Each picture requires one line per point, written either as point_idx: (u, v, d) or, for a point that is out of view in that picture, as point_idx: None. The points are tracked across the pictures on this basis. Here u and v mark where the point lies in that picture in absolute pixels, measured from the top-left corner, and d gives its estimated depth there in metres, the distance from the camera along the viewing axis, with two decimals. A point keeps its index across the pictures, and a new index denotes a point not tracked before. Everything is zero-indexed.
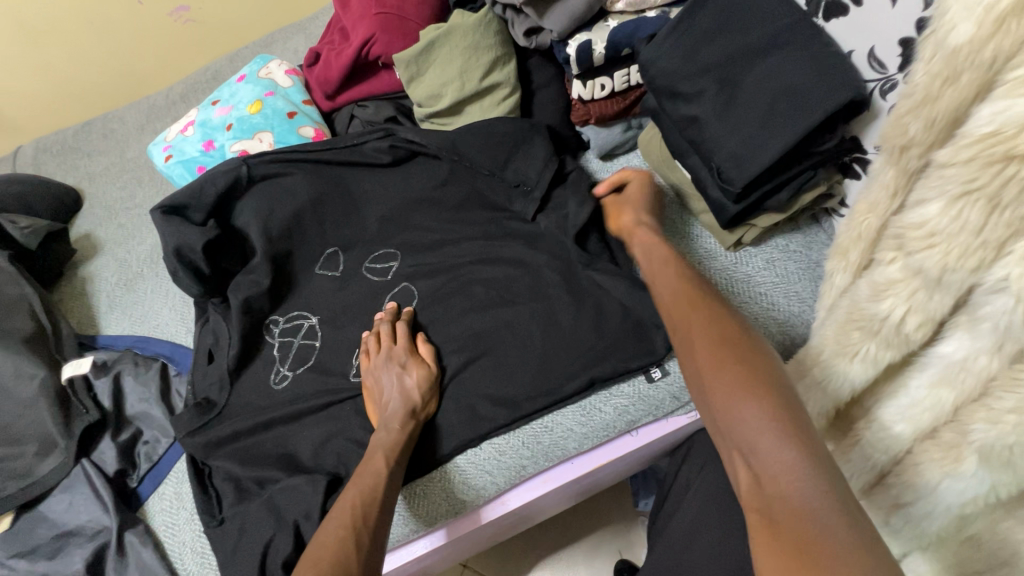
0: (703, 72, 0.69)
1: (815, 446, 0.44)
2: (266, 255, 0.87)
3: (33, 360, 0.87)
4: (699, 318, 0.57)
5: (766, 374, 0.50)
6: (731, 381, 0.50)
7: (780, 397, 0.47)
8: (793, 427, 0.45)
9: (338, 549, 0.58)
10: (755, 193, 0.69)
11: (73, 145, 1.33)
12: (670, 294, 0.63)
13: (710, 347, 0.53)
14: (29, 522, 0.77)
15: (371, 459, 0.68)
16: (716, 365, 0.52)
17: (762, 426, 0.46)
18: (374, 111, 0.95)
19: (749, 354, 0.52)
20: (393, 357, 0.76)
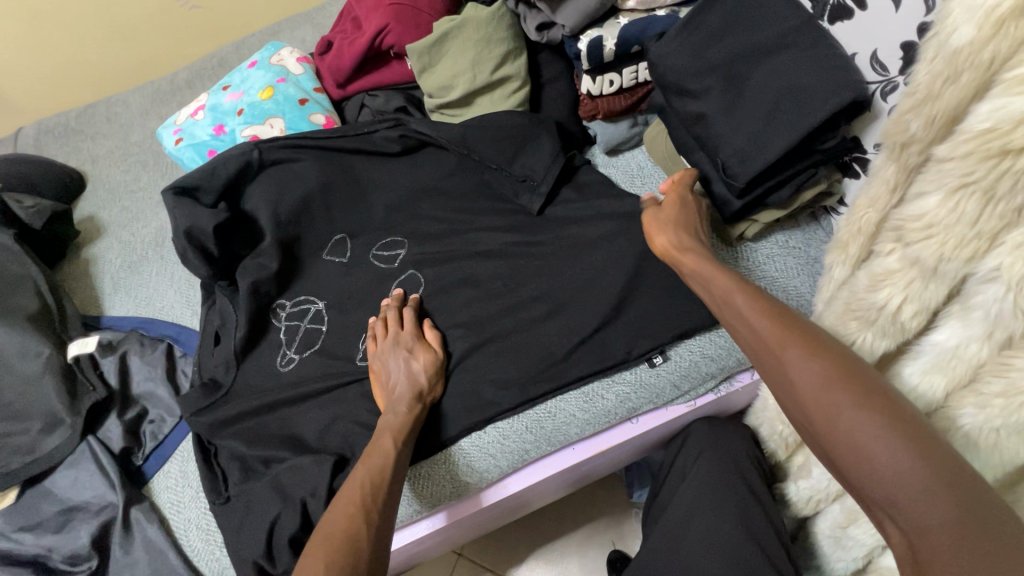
0: (710, 70, 0.71)
1: (961, 481, 0.41)
2: (275, 239, 0.88)
3: (39, 337, 0.87)
4: (797, 356, 0.51)
5: (892, 412, 0.45)
6: (856, 432, 0.45)
7: (916, 438, 0.43)
8: (942, 470, 0.41)
9: (349, 526, 0.59)
10: (758, 188, 0.71)
11: (76, 127, 1.33)
12: (760, 330, 0.54)
13: (818, 391, 0.48)
14: (34, 497, 0.78)
15: (378, 439, 0.69)
16: (829, 412, 0.47)
17: (905, 478, 0.42)
18: (384, 100, 0.97)
19: (866, 389, 0.46)
20: (402, 342, 0.77)
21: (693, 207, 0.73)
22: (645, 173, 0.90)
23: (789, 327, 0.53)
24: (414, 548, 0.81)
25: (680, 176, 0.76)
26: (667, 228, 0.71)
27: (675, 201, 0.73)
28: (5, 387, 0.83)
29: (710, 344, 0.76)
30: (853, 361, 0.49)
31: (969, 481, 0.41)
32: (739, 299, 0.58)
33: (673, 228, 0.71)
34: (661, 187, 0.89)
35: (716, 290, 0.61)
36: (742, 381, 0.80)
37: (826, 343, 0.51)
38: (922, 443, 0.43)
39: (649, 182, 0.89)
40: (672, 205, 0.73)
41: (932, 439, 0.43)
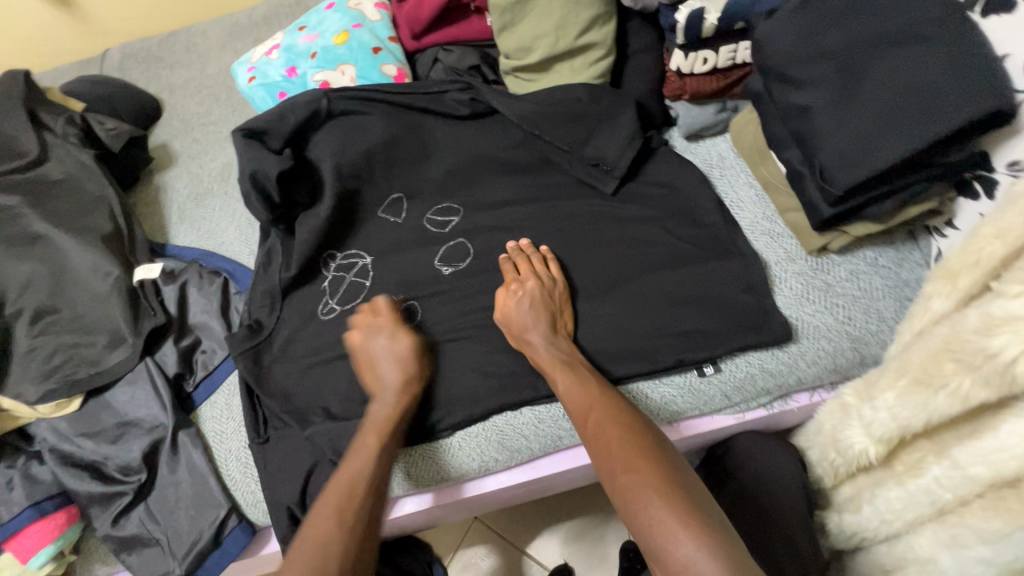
0: (824, 58, 0.63)
1: (709, 520, 0.51)
2: (335, 191, 0.87)
3: (110, 258, 0.92)
4: (594, 413, 0.63)
5: (655, 462, 0.56)
6: (628, 486, 0.55)
7: (670, 482, 0.54)
8: (695, 518, 0.51)
9: (337, 532, 0.59)
10: (856, 199, 0.64)
11: (157, 54, 1.36)
12: (571, 398, 0.66)
13: (603, 452, 0.59)
14: (95, 407, 0.83)
15: (364, 435, 0.68)
16: (609, 467, 0.58)
17: (662, 525, 0.51)
18: (459, 57, 0.93)
19: (644, 443, 0.58)
20: (382, 330, 0.76)
21: (543, 290, 0.73)
22: (726, 164, 0.83)
23: (591, 393, 0.65)
24: (434, 512, 0.82)
25: (544, 258, 0.78)
26: (522, 327, 0.72)
27: (533, 289, 0.73)
28: (78, 301, 0.89)
29: (771, 358, 0.71)
30: (632, 422, 0.61)
31: (715, 526, 0.51)
32: (556, 373, 0.68)
33: (519, 322, 0.72)
34: (742, 180, 0.81)
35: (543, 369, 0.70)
36: (798, 402, 0.74)
37: (612, 403, 0.63)
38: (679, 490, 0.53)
39: (728, 174, 0.82)
40: (517, 296, 0.73)
41: (682, 481, 0.55)
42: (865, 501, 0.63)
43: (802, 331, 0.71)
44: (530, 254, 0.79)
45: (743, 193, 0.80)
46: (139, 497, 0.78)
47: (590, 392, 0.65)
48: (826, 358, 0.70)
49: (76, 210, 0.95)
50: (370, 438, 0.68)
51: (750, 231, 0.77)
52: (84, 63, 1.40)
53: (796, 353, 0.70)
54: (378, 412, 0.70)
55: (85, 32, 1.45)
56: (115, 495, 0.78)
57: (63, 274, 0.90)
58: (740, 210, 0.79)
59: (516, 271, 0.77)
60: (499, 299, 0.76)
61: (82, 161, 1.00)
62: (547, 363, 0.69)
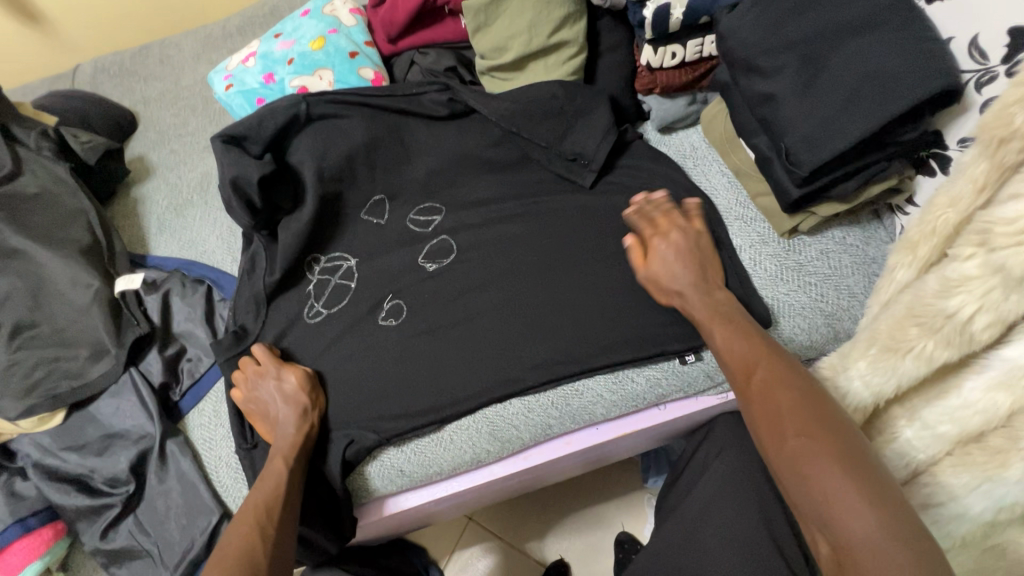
0: (785, 46, 0.67)
1: (883, 491, 0.46)
2: (317, 194, 0.87)
3: (90, 271, 0.91)
4: (761, 377, 0.57)
5: (828, 438, 0.50)
6: (800, 452, 0.50)
7: (856, 473, 0.47)
8: (882, 503, 0.46)
9: (244, 546, 0.61)
10: (822, 179, 0.67)
11: (130, 67, 1.36)
12: (735, 355, 0.61)
13: (771, 413, 0.54)
14: (79, 421, 0.82)
15: (271, 461, 0.71)
16: (777, 428, 0.53)
17: (837, 498, 0.47)
18: (435, 60, 0.95)
19: (834, 424, 0.51)
20: (266, 373, 0.79)
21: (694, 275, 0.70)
22: (698, 154, 0.86)
23: (767, 365, 0.58)
24: (428, 508, 0.83)
25: (666, 212, 0.76)
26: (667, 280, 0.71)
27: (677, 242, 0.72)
28: (57, 314, 0.88)
29: None
30: (840, 419, 0.52)
31: (899, 503, 0.46)
32: (713, 326, 0.65)
33: (672, 275, 0.70)
34: (714, 169, 0.84)
35: (700, 324, 0.67)
36: None
37: (793, 371, 0.57)
38: (860, 468, 0.48)
39: (702, 163, 0.85)
40: (663, 251, 0.72)
41: (866, 462, 0.49)
42: None
43: (778, 310, 0.73)
44: (680, 208, 0.76)
45: (717, 181, 0.83)
46: (128, 508, 0.77)
47: (764, 358, 0.59)
48: (802, 334, 0.72)
49: (52, 224, 0.94)
50: (278, 461, 0.71)
51: (726, 215, 0.80)
52: (55, 79, 1.39)
53: (774, 332, 0.72)
54: (284, 440, 0.73)
55: (55, 46, 1.44)
56: (102, 508, 0.77)
57: (41, 287, 0.89)
58: (715, 197, 0.82)
59: (656, 225, 0.75)
60: (637, 255, 0.74)
61: (57, 174, 0.99)
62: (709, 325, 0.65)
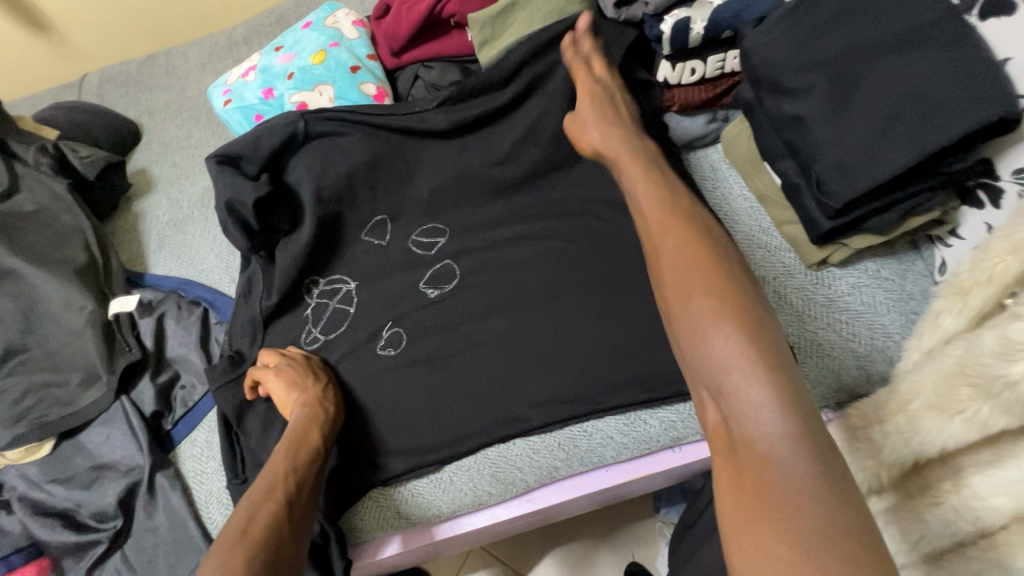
0: (816, 66, 0.61)
1: (785, 359, 0.37)
2: (315, 215, 0.84)
3: (84, 292, 0.88)
4: (669, 232, 0.46)
5: (734, 294, 0.41)
6: (698, 315, 0.40)
7: (759, 342, 0.38)
8: (785, 376, 0.37)
9: (267, 533, 0.55)
10: (857, 211, 0.61)
11: (136, 77, 1.34)
12: (643, 206, 0.51)
13: (676, 266, 0.44)
14: (68, 450, 0.79)
15: (293, 448, 0.66)
16: (678, 285, 0.43)
17: (732, 365, 0.37)
18: (440, 74, 0.90)
19: (731, 279, 0.42)
20: (295, 366, 0.76)
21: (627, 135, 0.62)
22: (718, 176, 0.81)
23: (678, 213, 0.48)
24: (428, 548, 0.78)
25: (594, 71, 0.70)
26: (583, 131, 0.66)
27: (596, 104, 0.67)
28: (50, 338, 0.85)
29: None
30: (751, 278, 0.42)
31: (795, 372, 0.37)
32: (628, 173, 0.56)
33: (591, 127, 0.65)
34: (736, 193, 0.79)
35: (620, 172, 0.58)
36: None
37: (708, 228, 0.46)
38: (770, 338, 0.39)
39: (722, 186, 0.80)
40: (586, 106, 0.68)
41: (772, 329, 0.39)
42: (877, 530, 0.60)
43: (806, 350, 0.67)
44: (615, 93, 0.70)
45: (738, 206, 0.78)
46: (115, 544, 0.74)
47: (678, 208, 0.49)
48: (832, 377, 0.66)
49: (48, 243, 0.92)
50: (303, 451, 0.66)
51: (747, 245, 0.74)
52: (63, 89, 1.37)
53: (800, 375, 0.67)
54: (309, 428, 0.68)
55: (64, 55, 1.42)
56: (88, 544, 0.74)
57: (35, 309, 0.87)
58: (736, 224, 0.77)
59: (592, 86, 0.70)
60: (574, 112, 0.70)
61: (54, 190, 0.97)
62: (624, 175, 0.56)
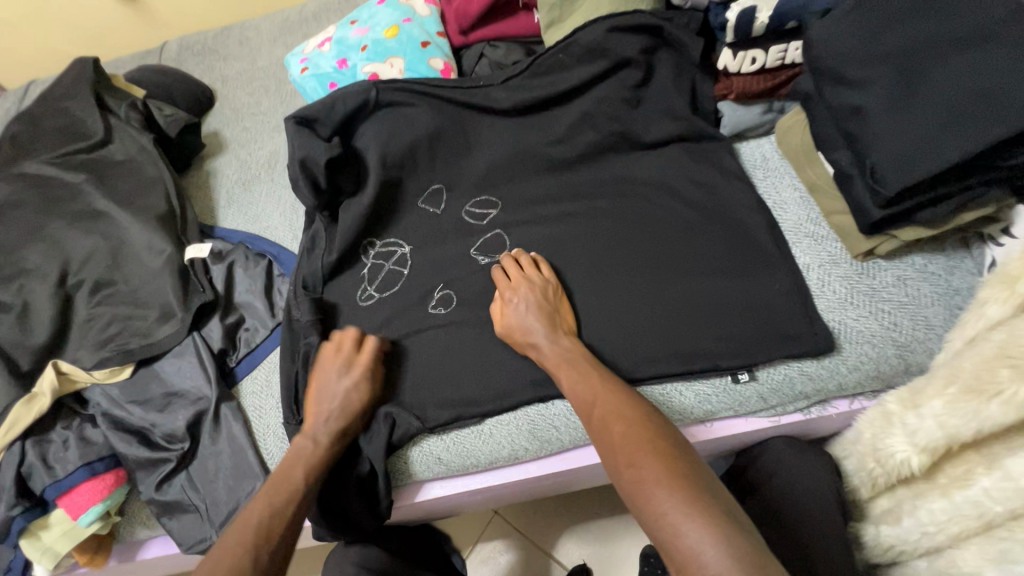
0: (881, 58, 0.63)
1: (706, 502, 0.53)
2: (378, 179, 0.89)
3: (164, 237, 0.96)
4: (601, 413, 0.64)
5: (660, 453, 0.57)
6: (635, 480, 0.56)
7: (645, 437, 0.59)
8: (681, 485, 0.54)
9: (230, 565, 0.60)
10: (909, 202, 0.63)
11: (212, 47, 1.43)
12: (577, 398, 0.67)
13: (609, 447, 0.61)
14: (144, 377, 0.87)
15: (290, 468, 0.70)
16: (588, 412, 0.66)
17: (669, 517, 0.53)
18: (505, 53, 0.95)
19: (652, 440, 0.59)
20: (343, 368, 0.76)
21: (538, 290, 0.76)
22: (770, 165, 0.82)
23: (604, 398, 0.65)
24: (460, 499, 0.83)
25: (523, 262, 0.80)
26: (521, 333, 0.74)
27: (527, 295, 0.75)
28: (133, 275, 0.93)
29: (812, 362, 0.69)
30: (665, 439, 0.59)
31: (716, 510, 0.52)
32: (561, 374, 0.70)
33: (521, 321, 0.74)
34: (786, 182, 0.80)
35: (551, 371, 0.71)
36: (837, 408, 0.72)
37: (628, 405, 0.64)
38: (670, 467, 0.56)
39: (773, 175, 0.82)
40: (522, 297, 0.75)
41: (692, 477, 0.55)
42: (905, 513, 0.62)
43: (845, 336, 0.69)
44: (520, 260, 0.81)
45: (787, 195, 0.79)
46: (181, 464, 0.81)
47: (605, 394, 0.65)
48: (868, 364, 0.68)
49: (135, 190, 1.00)
50: (297, 469, 0.70)
51: (793, 233, 0.76)
52: (144, 55, 1.47)
53: (838, 360, 0.69)
54: (308, 445, 0.72)
55: (146, 23, 1.52)
56: (159, 461, 0.81)
57: (121, 249, 0.95)
58: (784, 212, 0.78)
59: (508, 279, 0.79)
60: (496, 310, 0.78)
61: (142, 144, 1.05)
62: (572, 390, 0.68)
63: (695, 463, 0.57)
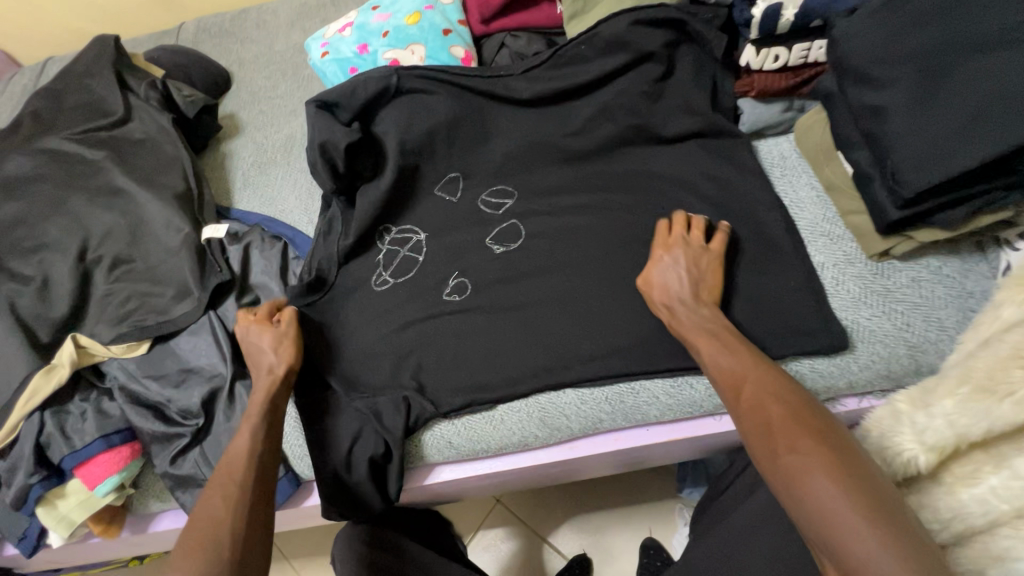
0: (905, 59, 0.63)
1: (874, 498, 0.49)
2: (397, 165, 0.90)
3: (182, 216, 0.97)
4: (751, 393, 0.59)
5: (822, 438, 0.53)
6: (792, 466, 0.53)
7: (803, 420, 0.55)
8: (846, 476, 0.50)
9: (212, 513, 0.63)
10: (927, 203, 0.63)
11: (229, 30, 1.43)
12: (722, 369, 0.63)
13: (761, 427, 0.57)
14: (161, 353, 0.88)
15: (245, 419, 0.73)
16: (737, 386, 0.61)
17: (834, 511, 0.49)
18: (526, 44, 0.95)
19: (812, 425, 0.55)
20: (248, 325, 0.81)
21: (694, 256, 0.72)
22: (788, 164, 0.83)
23: (755, 372, 0.61)
24: (468, 484, 0.85)
25: (694, 222, 0.75)
26: (660, 292, 0.71)
27: (684, 258, 0.71)
28: (150, 253, 0.94)
29: (824, 360, 0.70)
30: (828, 426, 0.55)
31: (888, 510, 0.48)
32: (702, 345, 0.66)
33: (669, 283, 0.71)
34: (803, 181, 0.81)
35: (688, 340, 0.68)
36: (847, 406, 0.72)
37: (784, 387, 0.59)
38: (836, 459, 0.52)
39: (790, 174, 0.82)
40: (671, 261, 0.72)
41: (861, 470, 0.51)
42: None
43: (858, 335, 0.70)
44: (690, 219, 0.76)
45: (803, 194, 0.80)
46: (195, 440, 0.82)
47: (756, 368, 0.61)
48: (880, 363, 0.69)
49: (154, 168, 1.01)
50: (247, 422, 0.72)
51: (809, 232, 0.77)
52: (162, 35, 1.47)
53: (850, 358, 0.69)
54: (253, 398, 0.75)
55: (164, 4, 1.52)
56: (174, 436, 0.82)
57: (139, 227, 0.96)
58: (800, 211, 0.79)
59: (667, 233, 0.75)
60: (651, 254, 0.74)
61: (161, 123, 1.06)
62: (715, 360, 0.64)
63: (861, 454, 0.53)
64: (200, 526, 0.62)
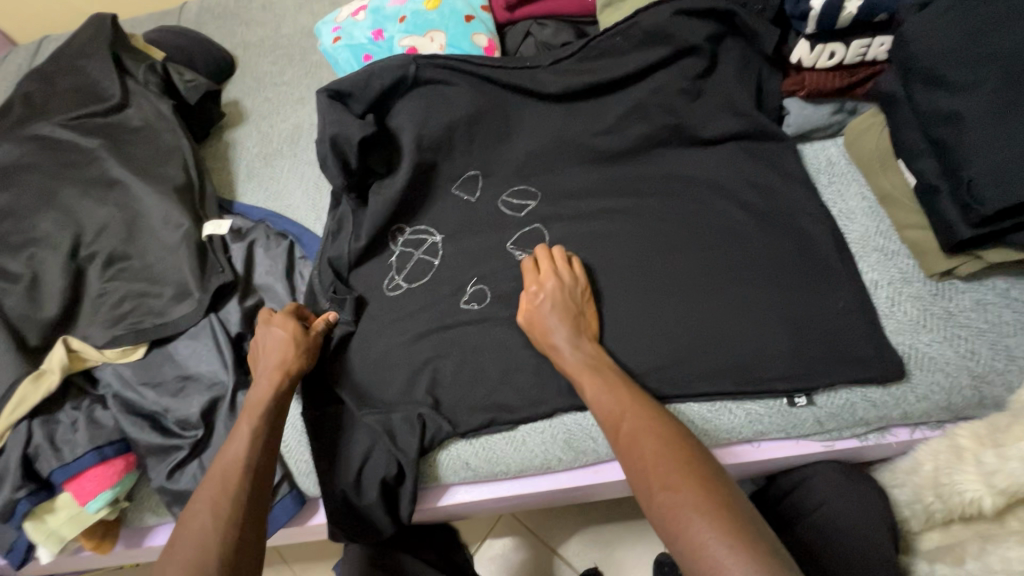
0: (985, 61, 0.57)
1: (762, 544, 0.46)
2: (413, 161, 0.84)
3: (181, 211, 0.91)
4: (627, 425, 0.57)
5: (696, 472, 0.51)
6: (666, 504, 0.50)
7: (676, 453, 0.53)
8: (727, 517, 0.48)
9: (199, 524, 0.58)
10: (1003, 223, 0.57)
11: (234, 11, 1.36)
12: (602, 408, 0.60)
13: (639, 463, 0.54)
14: (158, 357, 0.83)
15: (240, 421, 0.68)
16: (616, 422, 0.59)
17: (709, 554, 0.46)
18: (553, 33, 0.88)
19: (681, 456, 0.53)
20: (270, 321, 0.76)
21: (565, 290, 0.69)
22: (836, 171, 0.77)
23: (624, 400, 0.59)
24: (483, 505, 0.79)
25: (555, 253, 0.73)
26: (549, 328, 0.67)
27: (554, 292, 0.68)
28: (148, 250, 0.88)
29: (878, 389, 0.65)
30: (686, 454, 0.53)
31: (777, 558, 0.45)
32: (585, 378, 0.63)
33: (551, 319, 0.67)
34: (853, 190, 0.75)
35: (575, 377, 0.64)
36: (897, 437, 0.68)
37: (654, 416, 0.58)
38: (708, 494, 0.49)
39: (838, 181, 0.76)
40: (551, 290, 0.69)
41: (724, 507, 0.49)
42: None
43: (916, 362, 0.64)
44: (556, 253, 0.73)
45: (854, 204, 0.74)
46: (193, 453, 0.77)
47: (629, 401, 0.59)
48: (939, 394, 0.63)
49: (152, 158, 0.95)
50: (245, 425, 0.67)
51: (861, 246, 0.71)
52: (162, 15, 1.40)
53: (906, 388, 0.64)
54: (254, 397, 0.70)
55: None
56: (171, 448, 0.77)
57: (136, 221, 0.90)
58: (850, 222, 0.73)
59: (537, 270, 0.72)
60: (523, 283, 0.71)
61: (160, 110, 0.99)
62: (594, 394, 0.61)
63: (732, 490, 0.51)
64: (188, 546, 0.57)
